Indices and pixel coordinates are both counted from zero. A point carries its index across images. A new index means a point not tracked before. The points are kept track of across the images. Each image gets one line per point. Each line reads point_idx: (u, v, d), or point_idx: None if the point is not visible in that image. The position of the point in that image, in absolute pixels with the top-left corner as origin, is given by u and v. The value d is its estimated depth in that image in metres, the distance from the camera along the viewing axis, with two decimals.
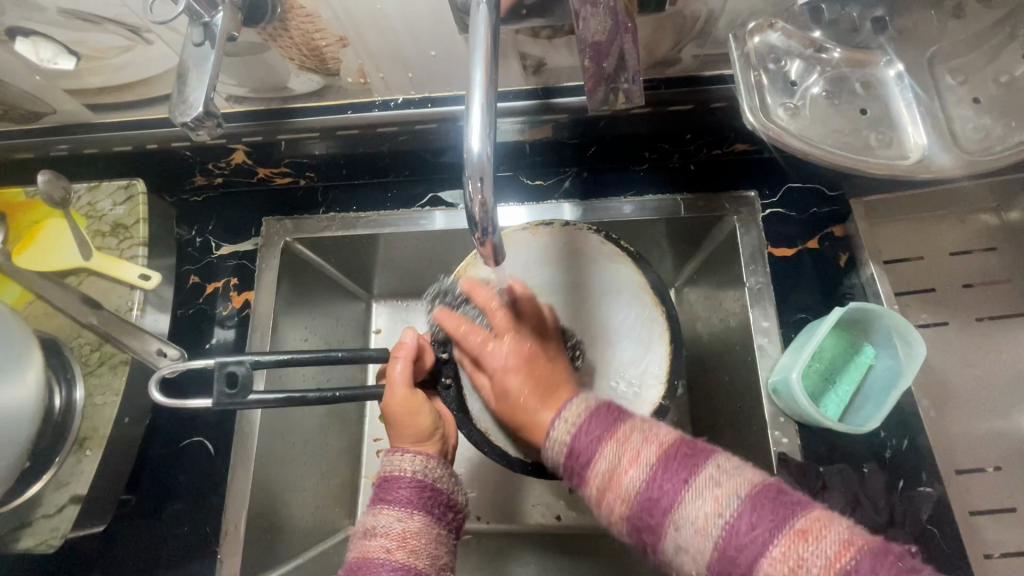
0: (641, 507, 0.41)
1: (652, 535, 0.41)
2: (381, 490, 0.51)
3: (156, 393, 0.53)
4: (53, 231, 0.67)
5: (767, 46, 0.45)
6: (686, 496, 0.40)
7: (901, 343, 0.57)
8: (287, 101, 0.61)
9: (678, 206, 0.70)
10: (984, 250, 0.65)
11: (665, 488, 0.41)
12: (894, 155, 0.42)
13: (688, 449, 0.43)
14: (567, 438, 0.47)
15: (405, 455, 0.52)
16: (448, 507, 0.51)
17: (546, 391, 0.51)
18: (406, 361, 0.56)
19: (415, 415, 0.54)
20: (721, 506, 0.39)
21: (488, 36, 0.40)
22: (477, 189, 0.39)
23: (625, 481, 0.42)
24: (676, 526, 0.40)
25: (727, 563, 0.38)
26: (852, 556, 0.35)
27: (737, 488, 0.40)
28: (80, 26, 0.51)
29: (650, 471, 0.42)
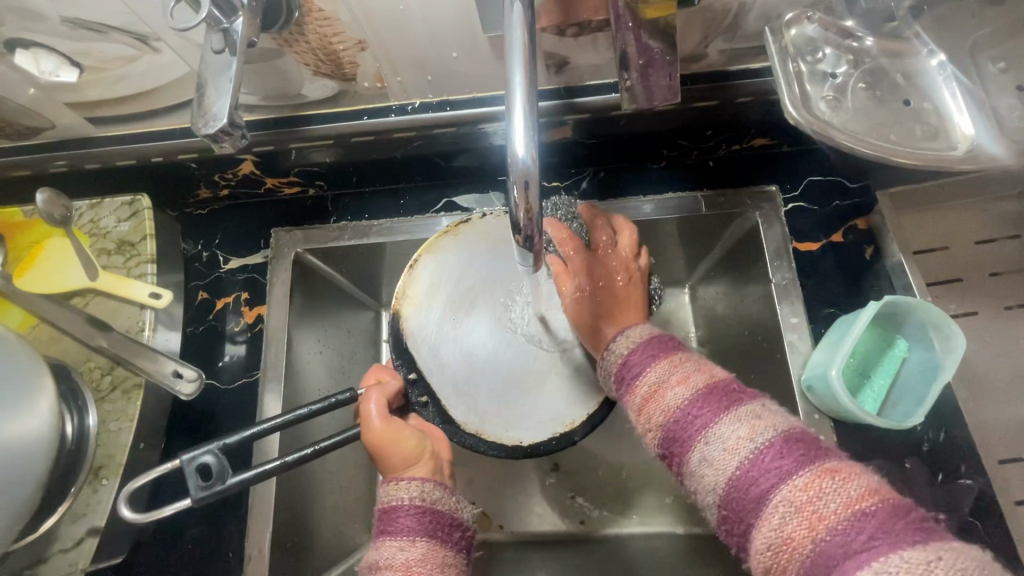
0: (671, 430, 0.42)
1: (680, 456, 0.41)
2: (381, 521, 0.48)
3: (126, 513, 0.48)
4: (55, 251, 0.64)
5: (804, 38, 0.45)
6: (718, 423, 0.40)
7: (937, 335, 0.56)
8: (299, 108, 0.58)
9: (699, 204, 0.69)
10: (1009, 238, 0.65)
11: (697, 414, 0.41)
12: (942, 147, 0.41)
13: (734, 387, 0.42)
14: (625, 351, 0.49)
15: (400, 484, 0.49)
16: (452, 527, 0.49)
17: (616, 306, 0.56)
18: (377, 400, 0.54)
19: (399, 442, 0.52)
20: (752, 435, 0.38)
21: (525, 35, 0.38)
22: (522, 194, 0.38)
23: (667, 397, 0.43)
24: (702, 449, 0.40)
25: (742, 494, 0.37)
26: (870, 499, 0.33)
27: (774, 428, 0.38)
28: (84, 35, 0.49)
29: (693, 393, 0.42)
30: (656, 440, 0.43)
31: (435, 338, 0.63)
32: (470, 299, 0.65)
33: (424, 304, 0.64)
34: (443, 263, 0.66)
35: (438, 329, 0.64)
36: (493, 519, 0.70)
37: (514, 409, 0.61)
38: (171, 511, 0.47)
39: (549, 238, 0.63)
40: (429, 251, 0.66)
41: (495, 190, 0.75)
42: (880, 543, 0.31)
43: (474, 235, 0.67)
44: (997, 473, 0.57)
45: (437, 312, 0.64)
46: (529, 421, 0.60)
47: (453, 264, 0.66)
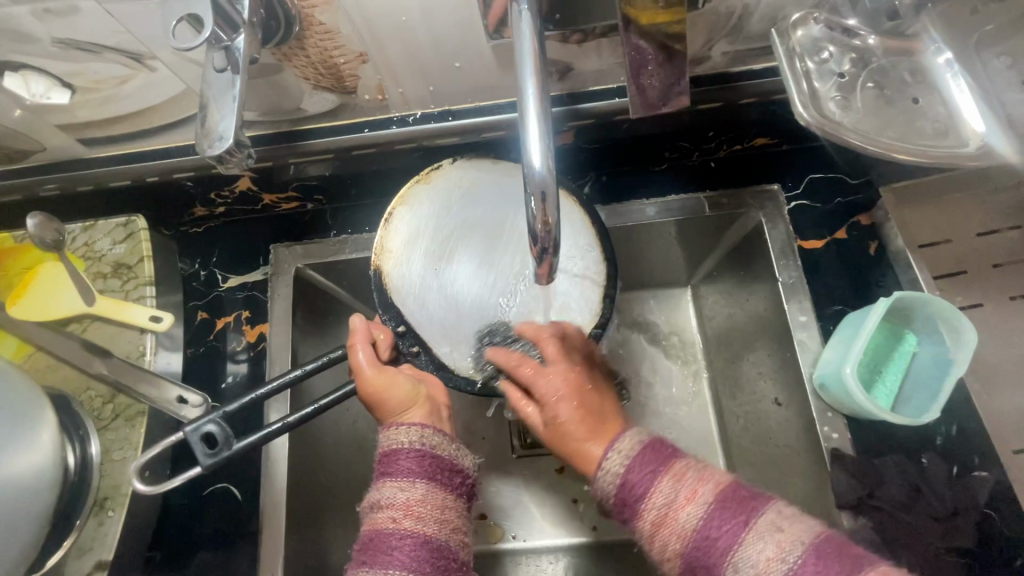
0: (619, 500, 0.45)
1: (629, 518, 0.45)
2: (383, 465, 0.50)
3: (135, 487, 0.50)
4: (48, 277, 0.63)
5: (811, 39, 0.46)
6: (657, 487, 0.43)
7: (947, 330, 0.56)
8: (298, 122, 0.57)
9: (702, 205, 0.69)
10: (1010, 229, 0.66)
11: (636, 479, 0.45)
12: (953, 144, 0.41)
13: (659, 444, 0.47)
14: (619, 471, 0.46)
15: (401, 428, 0.51)
16: (453, 471, 0.51)
17: (595, 422, 0.50)
18: (365, 347, 0.54)
19: (393, 389, 0.53)
20: (690, 501, 0.42)
21: (536, 44, 0.37)
22: (539, 205, 0.38)
23: (609, 464, 0.47)
24: (647, 513, 0.43)
25: (693, 561, 0.41)
26: (799, 552, 0.38)
27: (708, 485, 0.42)
28: (76, 56, 0.47)
29: (627, 459, 0.46)
30: (608, 508, 0.47)
31: (420, 288, 0.58)
32: (450, 243, 0.59)
33: (404, 255, 0.58)
34: (418, 210, 0.59)
35: (423, 278, 0.58)
36: (506, 530, 0.71)
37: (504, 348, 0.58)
38: (180, 481, 0.50)
39: (518, 336, 0.56)
40: (403, 200, 0.59)
41: None
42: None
43: (447, 180, 0.60)
44: (1012, 464, 0.57)
45: (416, 257, 0.58)
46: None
47: (428, 206, 0.59)
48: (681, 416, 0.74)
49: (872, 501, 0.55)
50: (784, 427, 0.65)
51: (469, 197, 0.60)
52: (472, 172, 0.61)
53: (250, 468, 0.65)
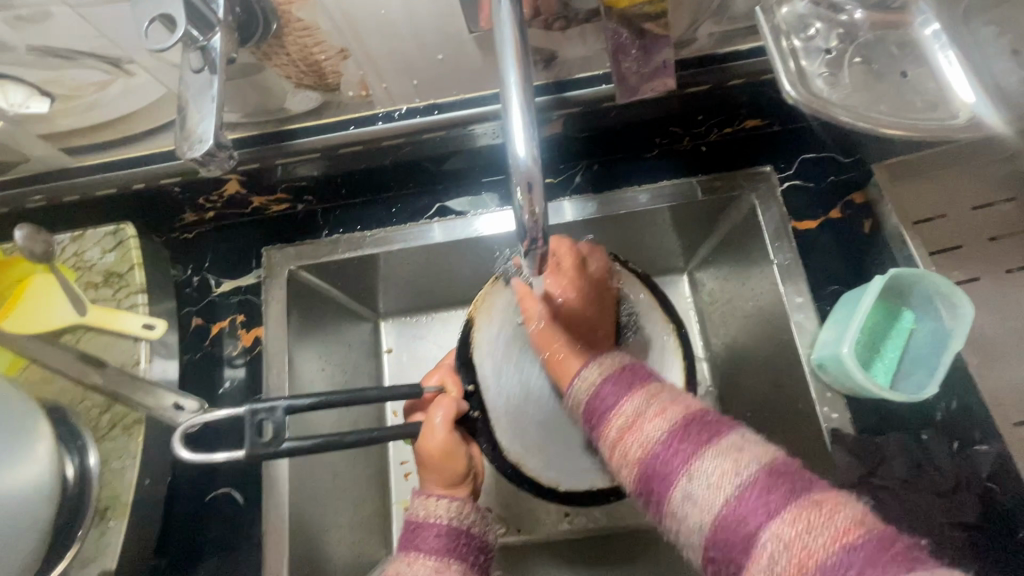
0: (589, 408, 0.48)
1: (596, 429, 0.47)
2: (412, 537, 0.50)
3: (180, 454, 0.48)
4: (38, 289, 0.62)
5: (796, 16, 0.45)
6: (629, 398, 0.46)
7: (944, 306, 0.56)
8: (283, 123, 0.57)
9: (694, 189, 0.68)
10: (1005, 201, 0.65)
11: (608, 394, 0.47)
12: (943, 117, 0.41)
13: (638, 368, 0.49)
14: (595, 381, 0.49)
15: (439, 501, 0.52)
16: (482, 551, 0.52)
17: (584, 347, 0.55)
18: (444, 412, 0.57)
19: (451, 461, 0.55)
20: (660, 415, 0.44)
21: (516, 30, 0.37)
22: (526, 195, 0.37)
23: (586, 378, 0.50)
24: (614, 420, 0.45)
25: (651, 470, 0.42)
26: (753, 468, 0.38)
27: (679, 407, 0.44)
28: (54, 63, 0.47)
29: (606, 373, 0.49)
30: (581, 416, 0.50)
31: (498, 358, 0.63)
32: None
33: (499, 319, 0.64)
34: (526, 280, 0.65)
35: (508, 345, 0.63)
36: (511, 523, 0.72)
37: (559, 453, 0.61)
38: (223, 459, 0.48)
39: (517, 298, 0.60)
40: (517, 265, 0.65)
41: (487, 191, 0.74)
42: (768, 514, 0.36)
43: None
44: (1013, 436, 0.57)
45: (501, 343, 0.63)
46: (573, 469, 0.60)
47: None
48: None
49: (875, 480, 0.55)
50: (783, 410, 0.65)
51: None
52: None
53: (251, 474, 0.65)
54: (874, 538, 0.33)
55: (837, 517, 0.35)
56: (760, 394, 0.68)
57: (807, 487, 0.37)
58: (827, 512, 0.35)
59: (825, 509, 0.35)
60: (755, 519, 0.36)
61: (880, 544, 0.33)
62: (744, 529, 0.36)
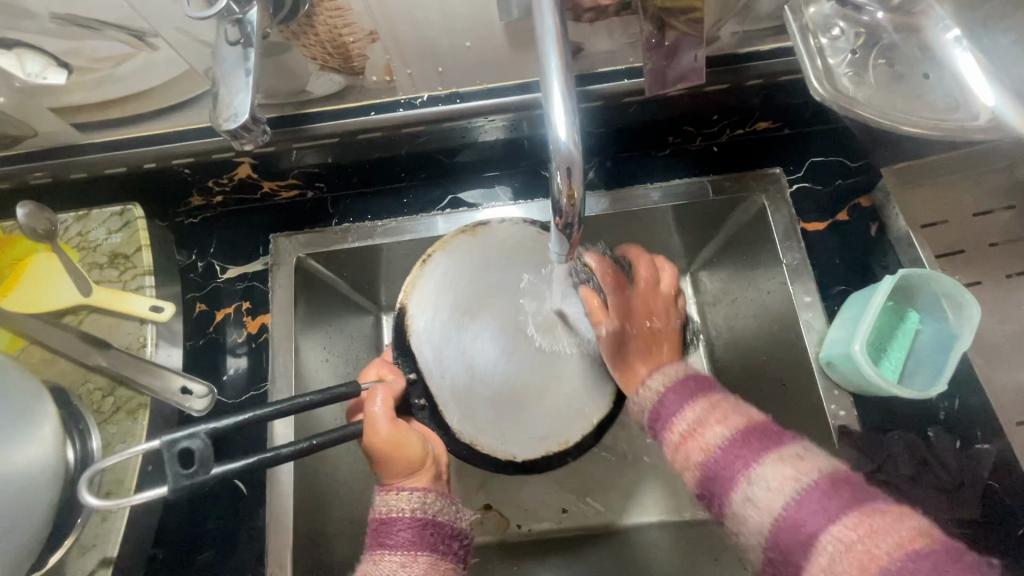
0: (653, 415, 0.48)
1: (659, 435, 0.47)
2: (378, 534, 0.48)
3: (86, 499, 0.42)
4: (40, 268, 0.61)
5: (822, 16, 0.46)
6: (689, 407, 0.45)
7: (949, 307, 0.57)
8: (302, 106, 0.56)
9: (706, 189, 0.69)
10: (1004, 208, 0.67)
11: (670, 400, 0.47)
12: (963, 118, 0.42)
13: (701, 377, 0.48)
14: (659, 388, 0.48)
15: (401, 494, 0.49)
16: (453, 538, 0.50)
17: (649, 352, 0.55)
18: (383, 399, 0.53)
19: (404, 447, 0.52)
20: (721, 423, 0.43)
21: (557, 18, 0.37)
22: (565, 179, 0.37)
23: (647, 391, 0.49)
24: (676, 428, 0.45)
25: (713, 474, 0.41)
26: (815, 477, 0.37)
27: (737, 413, 0.43)
28: (76, 33, 0.46)
29: (668, 382, 0.48)
30: (646, 426, 0.49)
31: (438, 339, 0.59)
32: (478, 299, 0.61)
33: (429, 304, 0.60)
34: (455, 260, 0.61)
35: (442, 330, 0.59)
36: (511, 520, 0.72)
37: (513, 422, 0.59)
38: (147, 498, 0.42)
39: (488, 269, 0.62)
40: (443, 246, 0.62)
41: (499, 185, 0.74)
42: (826, 517, 0.35)
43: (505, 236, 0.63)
44: (1014, 435, 0.58)
45: (435, 328, 0.59)
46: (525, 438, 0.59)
47: (464, 259, 0.61)
48: None
49: (879, 476, 0.56)
50: (788, 409, 0.66)
51: (508, 257, 0.62)
52: (506, 236, 0.63)
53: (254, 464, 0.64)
54: (936, 551, 0.32)
55: (902, 527, 0.33)
56: (765, 394, 0.69)
57: (870, 497, 0.35)
58: (889, 520, 0.34)
59: (886, 518, 0.34)
60: (815, 524, 0.35)
61: (946, 556, 0.31)
62: (807, 540, 0.35)
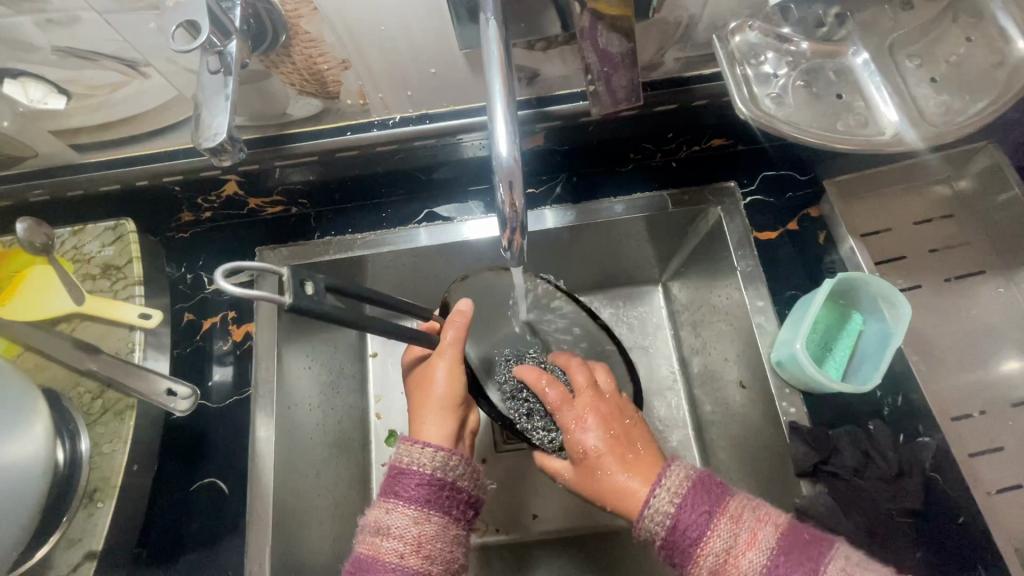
0: (668, 544, 0.46)
1: (683, 563, 0.45)
2: (395, 484, 0.51)
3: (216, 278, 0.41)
4: (37, 279, 0.65)
5: (748, 44, 0.51)
6: (716, 530, 0.44)
7: (886, 306, 0.62)
8: (284, 127, 0.61)
9: (665, 202, 0.73)
10: (942, 218, 0.72)
11: (692, 524, 0.45)
12: (873, 133, 0.47)
13: (712, 482, 0.47)
14: (668, 511, 0.46)
15: (424, 449, 0.53)
16: (468, 505, 0.53)
17: (627, 454, 0.53)
18: (457, 331, 0.59)
19: (454, 385, 0.58)
20: (753, 545, 0.43)
21: (501, 50, 0.41)
22: (507, 191, 0.42)
23: (656, 508, 0.47)
24: (703, 559, 0.44)
25: None
26: None
27: (766, 524, 0.44)
28: (75, 63, 0.51)
29: (677, 497, 0.46)
30: (657, 549, 0.47)
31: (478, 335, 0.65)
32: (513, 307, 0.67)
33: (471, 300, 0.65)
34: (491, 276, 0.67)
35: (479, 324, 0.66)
36: (490, 524, 0.73)
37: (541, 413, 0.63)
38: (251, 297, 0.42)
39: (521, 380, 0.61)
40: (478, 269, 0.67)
41: (473, 200, 0.79)
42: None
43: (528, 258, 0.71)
44: (952, 429, 0.62)
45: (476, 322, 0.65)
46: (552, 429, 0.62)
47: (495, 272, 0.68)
48: (653, 405, 0.80)
49: (827, 469, 0.59)
50: (747, 408, 0.69)
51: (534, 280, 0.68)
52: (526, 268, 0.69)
53: (236, 465, 0.67)
54: None
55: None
56: (725, 396, 0.73)
57: (822, 555, 0.41)
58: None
59: None
60: None
61: None
62: None
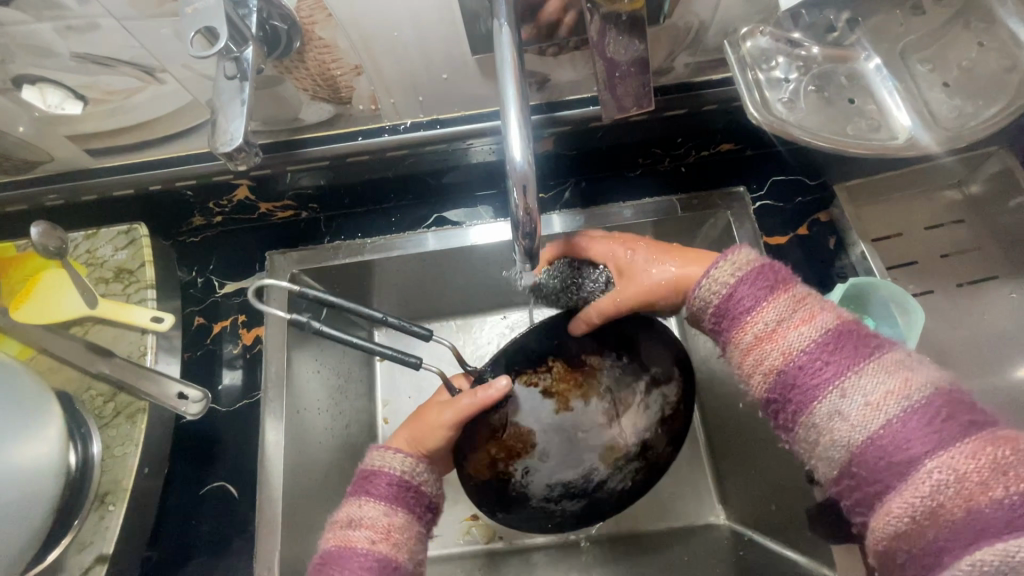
0: (720, 311, 0.48)
1: (727, 330, 0.47)
2: (364, 483, 0.50)
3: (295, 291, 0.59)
4: (50, 282, 0.65)
5: (759, 49, 0.51)
6: (770, 304, 0.45)
7: (899, 311, 0.61)
8: (296, 132, 0.62)
9: (674, 207, 0.73)
10: (954, 222, 0.72)
11: (745, 297, 0.46)
12: (885, 137, 0.48)
13: (781, 271, 0.47)
14: (724, 285, 0.48)
15: (396, 454, 0.51)
16: (429, 509, 0.51)
17: (687, 250, 0.56)
18: (472, 403, 0.54)
19: (434, 435, 0.54)
20: (805, 323, 0.43)
21: (514, 55, 0.41)
22: (521, 195, 0.42)
23: (712, 283, 0.49)
24: (751, 325, 0.45)
25: (792, 376, 0.42)
26: (921, 391, 0.38)
27: (827, 316, 0.44)
28: (92, 69, 0.51)
29: (738, 277, 0.48)
30: (707, 317, 0.50)
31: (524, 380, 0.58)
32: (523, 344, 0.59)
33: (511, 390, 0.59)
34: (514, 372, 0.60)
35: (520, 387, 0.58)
36: (495, 530, 0.73)
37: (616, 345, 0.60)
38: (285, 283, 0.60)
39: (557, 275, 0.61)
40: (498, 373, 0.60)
41: (482, 204, 0.79)
42: (937, 440, 0.36)
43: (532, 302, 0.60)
44: None
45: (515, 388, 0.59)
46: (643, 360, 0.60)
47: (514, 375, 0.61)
48: None
49: None
50: None
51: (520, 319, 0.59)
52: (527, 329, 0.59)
53: (245, 468, 0.67)
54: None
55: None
56: None
57: (874, 349, 0.41)
58: (1013, 450, 0.35)
59: (1008, 448, 0.35)
60: (917, 446, 0.36)
61: None
62: (895, 456, 0.37)
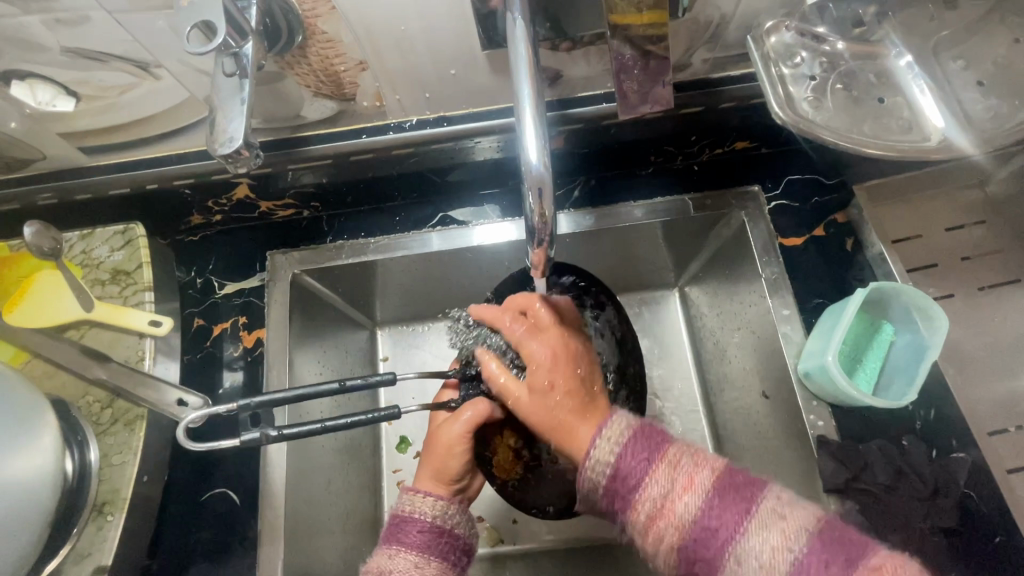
0: (609, 491, 0.44)
1: (619, 511, 0.44)
2: (396, 531, 0.51)
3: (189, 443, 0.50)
4: (45, 284, 0.64)
5: (783, 45, 0.49)
6: (653, 478, 0.42)
7: (920, 318, 0.59)
8: (298, 130, 0.59)
9: (686, 206, 0.71)
10: (975, 224, 0.70)
11: (632, 466, 0.43)
12: (917, 139, 0.45)
13: (650, 428, 0.45)
14: (609, 459, 0.44)
15: (426, 497, 0.53)
16: (464, 552, 0.52)
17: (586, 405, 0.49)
18: (472, 412, 0.54)
19: (449, 460, 0.54)
20: (689, 490, 0.41)
21: (529, 50, 0.39)
22: (536, 199, 0.40)
23: (599, 451, 0.45)
24: (640, 505, 0.42)
25: (692, 555, 0.40)
26: (804, 540, 0.38)
27: (704, 469, 0.42)
28: (83, 64, 0.49)
29: (619, 446, 0.44)
30: (597, 498, 0.45)
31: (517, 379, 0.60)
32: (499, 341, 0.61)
33: None
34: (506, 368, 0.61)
35: None
36: (500, 533, 0.71)
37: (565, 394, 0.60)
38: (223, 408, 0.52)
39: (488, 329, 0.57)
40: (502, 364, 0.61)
41: (488, 203, 0.77)
42: None
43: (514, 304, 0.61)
44: (987, 444, 0.60)
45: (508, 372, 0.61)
46: None
47: None
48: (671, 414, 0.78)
49: (858, 485, 0.56)
50: (772, 420, 0.67)
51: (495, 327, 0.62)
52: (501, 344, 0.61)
53: (247, 475, 0.65)
54: None
55: None
56: (747, 405, 0.70)
57: (752, 496, 0.41)
58: None
59: None
60: None
61: None
62: None
